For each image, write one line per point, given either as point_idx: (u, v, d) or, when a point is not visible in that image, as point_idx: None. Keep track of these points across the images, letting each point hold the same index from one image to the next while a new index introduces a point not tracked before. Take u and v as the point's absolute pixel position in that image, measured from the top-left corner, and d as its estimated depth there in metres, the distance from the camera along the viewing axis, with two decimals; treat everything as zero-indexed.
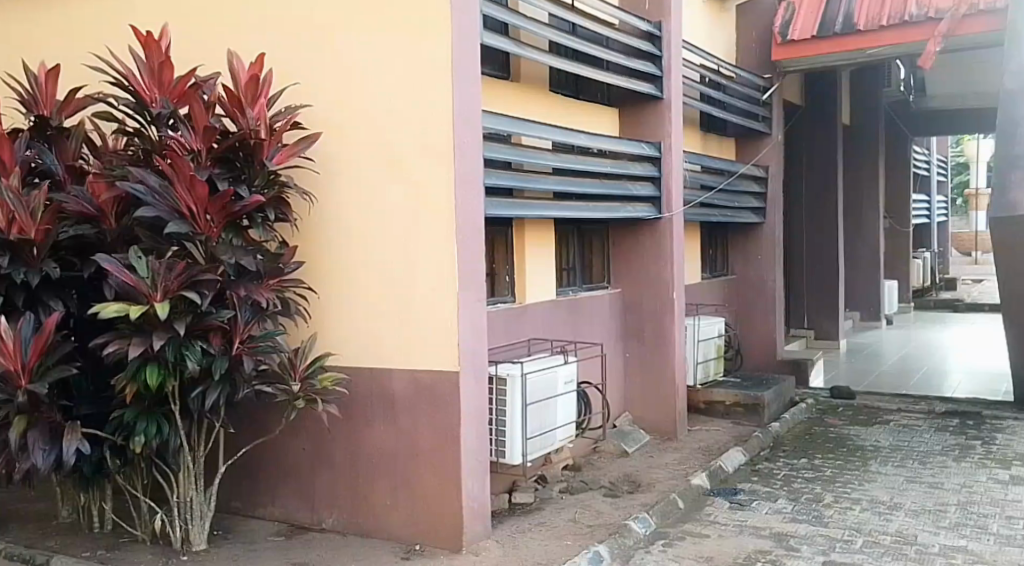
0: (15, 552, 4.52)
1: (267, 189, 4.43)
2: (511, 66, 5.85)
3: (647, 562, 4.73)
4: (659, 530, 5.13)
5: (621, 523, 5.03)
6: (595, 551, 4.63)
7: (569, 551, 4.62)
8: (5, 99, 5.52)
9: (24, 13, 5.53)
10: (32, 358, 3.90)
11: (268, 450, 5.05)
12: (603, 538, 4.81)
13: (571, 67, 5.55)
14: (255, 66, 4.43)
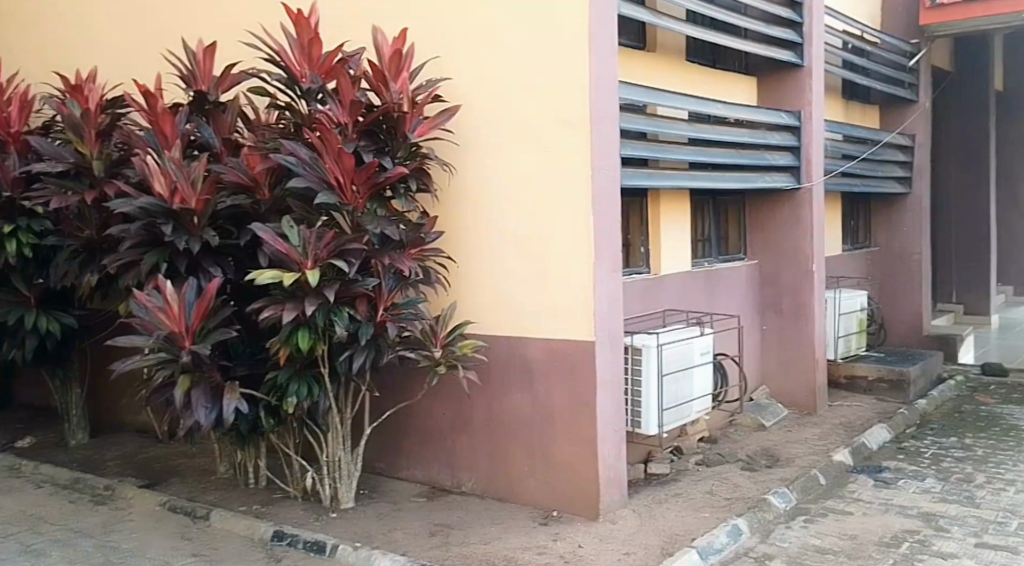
0: (178, 503, 4.74)
1: (410, 160, 4.60)
2: (647, 37, 5.78)
3: (789, 537, 4.64)
4: (800, 506, 5.03)
5: (760, 497, 4.97)
6: (734, 524, 4.58)
7: (708, 524, 4.59)
8: (166, 75, 5.74)
9: None
10: (195, 320, 4.10)
11: (410, 414, 5.19)
12: (741, 512, 4.77)
13: (709, 35, 5.42)
14: (397, 41, 4.57)
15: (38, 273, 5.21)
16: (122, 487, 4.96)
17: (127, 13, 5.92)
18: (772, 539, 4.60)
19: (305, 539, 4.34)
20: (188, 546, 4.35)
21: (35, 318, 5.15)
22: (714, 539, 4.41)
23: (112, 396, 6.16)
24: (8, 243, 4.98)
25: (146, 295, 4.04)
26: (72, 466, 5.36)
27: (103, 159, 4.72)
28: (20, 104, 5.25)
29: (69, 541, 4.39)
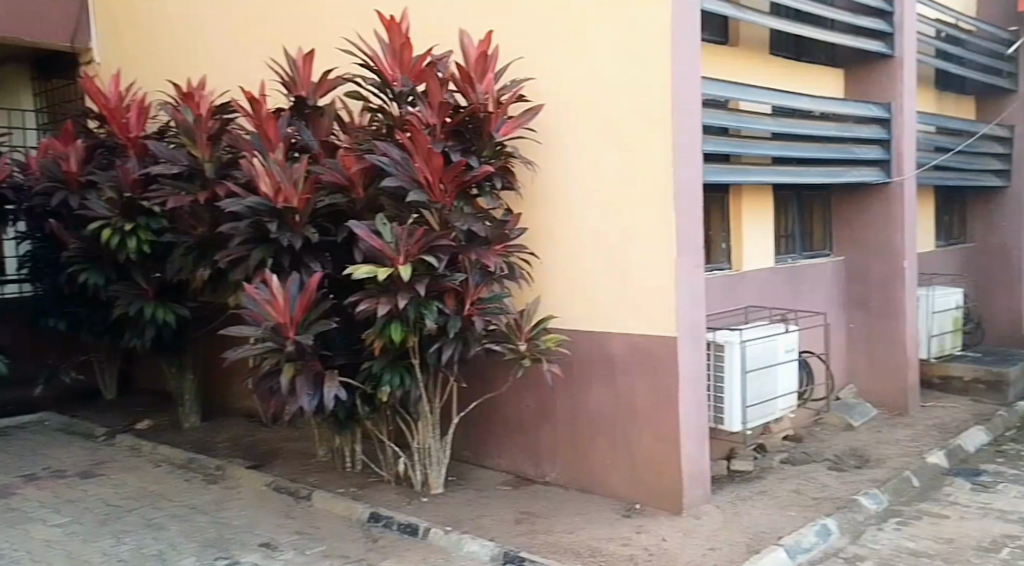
0: (282, 483, 4.99)
1: (494, 160, 4.77)
2: (728, 30, 5.82)
3: (880, 538, 4.65)
4: (893, 508, 5.03)
5: (850, 498, 4.98)
6: (823, 524, 4.62)
7: (797, 523, 4.64)
8: (268, 80, 6.00)
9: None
10: (299, 312, 4.33)
11: (496, 405, 5.35)
12: (830, 511, 4.79)
13: (795, 27, 5.45)
14: (483, 43, 4.74)
15: (156, 267, 5.60)
16: (231, 467, 5.24)
17: (233, 22, 6.22)
18: (863, 540, 4.62)
19: (399, 521, 4.55)
20: (292, 524, 4.59)
21: (152, 309, 5.52)
22: (802, 538, 4.46)
23: (221, 384, 6.48)
24: (129, 239, 5.32)
25: (254, 288, 4.31)
26: (185, 446, 5.67)
27: (214, 162, 5.00)
28: (139, 111, 5.59)
29: (186, 516, 4.66)
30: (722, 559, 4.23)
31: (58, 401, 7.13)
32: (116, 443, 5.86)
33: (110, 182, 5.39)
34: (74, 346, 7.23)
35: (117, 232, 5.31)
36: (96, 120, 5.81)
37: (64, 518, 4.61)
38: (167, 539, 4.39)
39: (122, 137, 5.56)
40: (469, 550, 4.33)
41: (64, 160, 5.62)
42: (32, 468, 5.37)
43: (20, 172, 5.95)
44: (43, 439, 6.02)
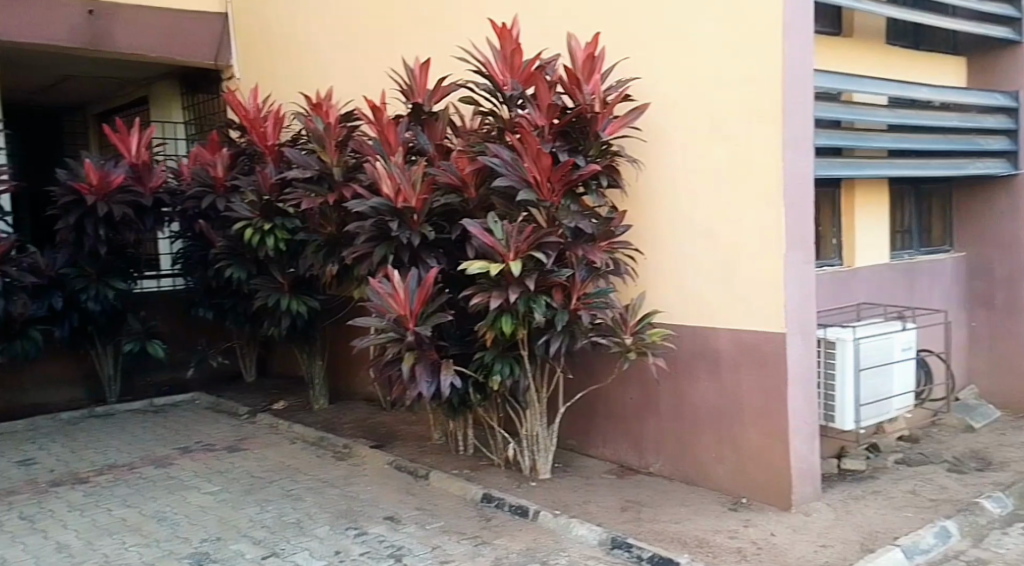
0: (402, 463, 5.32)
1: (600, 159, 5.00)
2: (843, 21, 5.83)
3: (1003, 543, 4.64)
4: (1016, 512, 4.99)
5: (971, 500, 4.98)
6: (943, 526, 4.64)
7: (915, 524, 4.67)
8: (388, 87, 6.33)
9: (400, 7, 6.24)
10: (418, 305, 4.64)
11: (601, 396, 5.52)
12: (950, 514, 4.80)
13: (912, 14, 5.46)
14: (590, 45, 4.97)
15: (291, 263, 6.00)
16: (357, 445, 5.60)
17: (359, 36, 6.59)
18: (985, 544, 4.62)
19: (510, 503, 4.81)
20: (413, 500, 4.90)
21: (286, 299, 5.95)
22: (920, 539, 4.50)
23: (344, 373, 6.88)
24: (267, 238, 5.75)
25: (378, 282, 4.64)
26: (317, 425, 6.07)
27: (342, 166, 5.34)
28: (275, 121, 6.04)
29: (319, 488, 5.03)
30: (835, 556, 4.33)
31: (205, 382, 7.68)
32: (257, 422, 6.31)
33: (251, 186, 5.85)
34: (220, 333, 7.80)
35: (257, 232, 5.74)
36: (237, 130, 6.29)
37: (215, 486, 5.04)
38: (303, 509, 4.77)
39: (260, 145, 6.00)
40: (577, 533, 4.55)
41: (212, 167, 6.16)
42: (185, 441, 5.85)
43: (173, 179, 6.46)
44: (193, 416, 6.52)
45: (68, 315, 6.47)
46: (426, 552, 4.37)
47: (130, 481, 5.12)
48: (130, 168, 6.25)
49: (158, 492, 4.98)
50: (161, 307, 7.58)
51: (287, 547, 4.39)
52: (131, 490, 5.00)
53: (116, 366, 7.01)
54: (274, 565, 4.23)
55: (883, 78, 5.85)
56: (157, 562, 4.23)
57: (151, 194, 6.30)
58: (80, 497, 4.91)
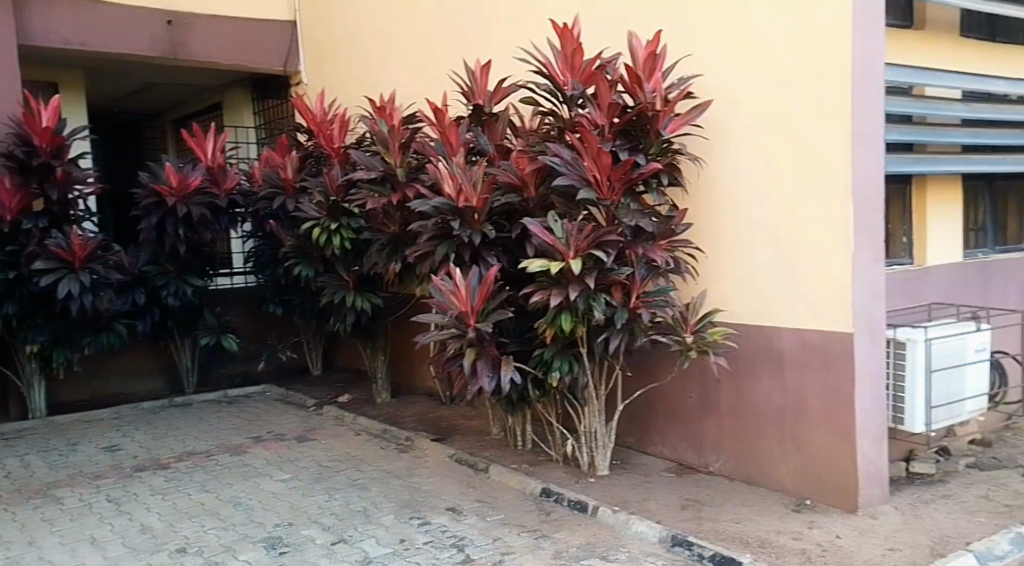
0: (462, 456, 5.43)
1: (661, 157, 5.05)
2: (914, 13, 5.72)
3: None
4: None
5: None
6: (1018, 532, 4.56)
7: (987, 529, 4.60)
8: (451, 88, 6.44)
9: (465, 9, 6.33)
10: (479, 301, 4.73)
11: (661, 394, 5.53)
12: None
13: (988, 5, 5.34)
14: (651, 43, 5.03)
15: (356, 261, 6.14)
16: (419, 438, 5.73)
17: (423, 39, 6.72)
18: None
19: (570, 498, 4.87)
20: (474, 492, 5.00)
21: (352, 296, 6.11)
22: (994, 546, 4.43)
23: (406, 369, 7.01)
24: (333, 237, 5.91)
25: (440, 279, 4.76)
26: (380, 418, 6.22)
27: (405, 167, 5.48)
28: (341, 124, 6.23)
29: (384, 478, 5.17)
30: (903, 560, 4.30)
31: (274, 375, 7.92)
32: (324, 413, 6.48)
33: (318, 188, 6.01)
34: (287, 328, 8.03)
35: (324, 231, 5.90)
36: (305, 133, 6.50)
37: (286, 474, 5.21)
38: (369, 498, 4.91)
39: (328, 147, 6.22)
40: (637, 530, 4.59)
41: (282, 169, 6.38)
42: (258, 431, 6.05)
43: (246, 181, 6.72)
44: (264, 407, 6.73)
45: (149, 310, 6.73)
46: (488, 543, 4.47)
47: (207, 467, 5.32)
48: (206, 171, 6.50)
49: (234, 478, 5.17)
50: (236, 303, 7.82)
51: (355, 533, 4.54)
52: (208, 476, 5.20)
53: (194, 358, 7.30)
54: (343, 550, 4.38)
55: (956, 71, 5.75)
56: (235, 544, 4.41)
57: (227, 196, 6.57)
58: (162, 481, 5.12)
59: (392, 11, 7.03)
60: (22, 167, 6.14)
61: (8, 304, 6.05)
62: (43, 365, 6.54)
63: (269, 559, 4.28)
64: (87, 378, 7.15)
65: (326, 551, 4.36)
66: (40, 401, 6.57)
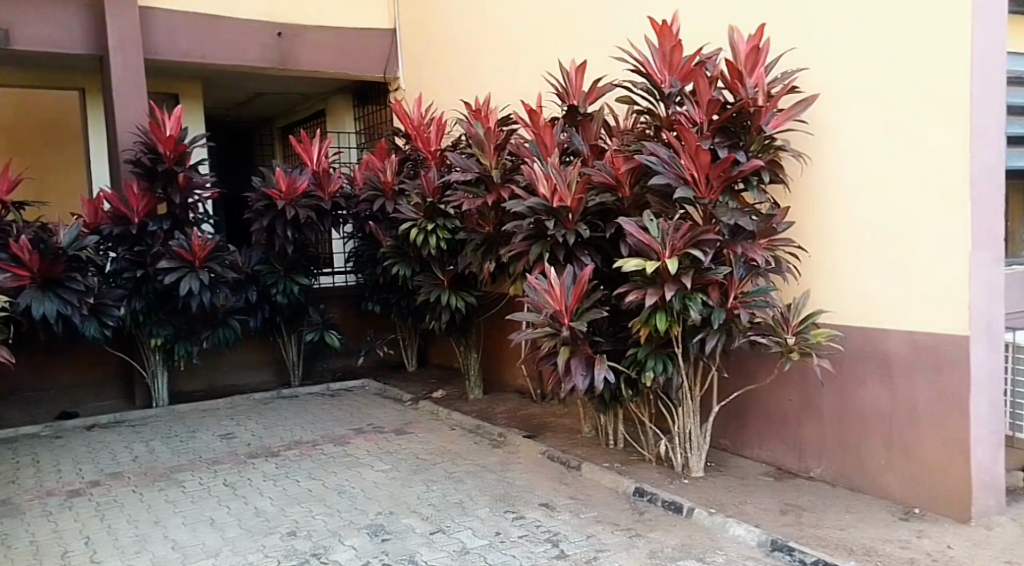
0: (554, 453, 5.48)
1: (763, 154, 4.94)
2: None
3: None
4: None
5: None
6: None
7: None
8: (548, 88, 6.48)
9: (563, 8, 6.35)
10: (573, 300, 4.78)
11: (759, 397, 5.41)
12: None
13: None
14: (753, 38, 4.97)
15: (451, 261, 6.29)
16: (512, 435, 5.81)
17: (517, 42, 6.81)
18: None
19: (664, 498, 4.87)
20: (566, 490, 5.05)
21: (446, 295, 6.24)
22: None
23: (500, 366, 7.11)
24: (430, 237, 6.07)
25: (535, 279, 4.84)
26: (474, 414, 6.34)
27: (500, 168, 5.59)
28: (438, 127, 6.47)
29: (478, 472, 5.28)
30: None
31: (372, 370, 8.17)
32: (420, 408, 6.65)
33: (416, 189, 6.21)
34: (382, 325, 8.30)
35: (421, 231, 6.07)
36: (404, 137, 6.70)
37: (386, 465, 5.39)
38: (465, 491, 5.03)
39: (425, 151, 6.43)
40: (735, 533, 4.55)
41: (382, 173, 6.55)
42: (359, 422, 6.27)
43: (348, 185, 6.92)
44: (364, 400, 6.95)
45: (261, 307, 7.09)
46: (582, 539, 4.51)
47: (312, 457, 5.55)
48: (312, 175, 6.79)
49: (338, 467, 5.39)
50: (337, 300, 8.09)
51: (452, 524, 4.66)
52: (314, 464, 5.43)
53: (299, 353, 7.55)
54: (441, 540, 4.51)
55: None
56: (341, 530, 4.60)
57: (331, 198, 6.81)
58: (273, 468, 5.38)
59: (486, 15, 7.16)
60: (149, 172, 6.54)
61: (135, 301, 6.50)
62: (167, 357, 6.90)
63: (372, 545, 4.45)
64: (202, 371, 7.54)
65: (425, 540, 4.50)
66: (163, 390, 6.93)
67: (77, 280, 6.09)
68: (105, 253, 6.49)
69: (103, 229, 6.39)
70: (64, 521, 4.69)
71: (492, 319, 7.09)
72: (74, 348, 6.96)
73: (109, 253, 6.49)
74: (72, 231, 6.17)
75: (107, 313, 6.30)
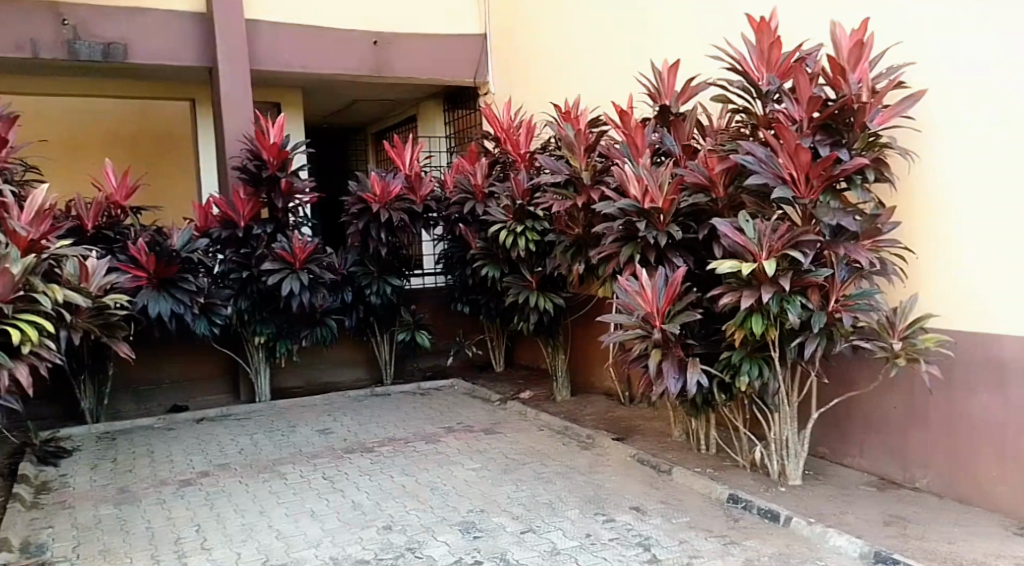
0: (644, 457, 5.44)
1: (867, 152, 4.76)
2: None
3: None
4: None
5: None
6: None
7: None
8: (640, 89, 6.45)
9: (656, 8, 6.30)
10: (664, 302, 4.76)
11: (859, 403, 5.21)
12: None
13: None
14: (857, 32, 4.80)
15: (539, 262, 6.32)
16: (601, 437, 5.80)
17: (607, 43, 6.83)
18: None
19: (759, 506, 4.75)
20: (657, 494, 5.01)
21: (534, 296, 6.30)
22: None
23: (585, 367, 7.09)
24: (518, 239, 6.14)
25: (626, 280, 4.85)
26: (562, 415, 6.35)
27: (590, 170, 5.58)
28: (527, 129, 6.59)
29: (567, 473, 5.30)
30: None
31: (462, 369, 8.31)
32: (508, 408, 6.70)
33: (505, 191, 6.28)
34: (472, 325, 8.44)
35: (510, 233, 6.15)
36: (493, 141, 6.85)
37: (477, 463, 5.47)
38: (555, 491, 5.05)
39: (514, 154, 6.55)
40: (835, 544, 4.40)
41: (472, 176, 6.66)
42: (450, 421, 6.38)
43: (438, 188, 7.11)
44: (454, 399, 7.05)
45: (355, 308, 7.29)
46: (674, 545, 4.46)
47: (406, 453, 5.69)
48: (403, 179, 6.95)
49: (431, 464, 5.50)
50: (427, 301, 8.27)
51: (543, 524, 4.69)
52: (407, 461, 5.56)
53: (391, 353, 7.74)
54: (531, 540, 4.54)
55: None
56: (434, 525, 4.69)
57: (422, 202, 6.97)
58: (369, 463, 5.53)
59: (576, 19, 7.22)
60: (253, 179, 6.82)
61: (240, 301, 6.82)
62: (269, 354, 7.20)
63: (464, 542, 4.52)
64: (302, 368, 7.83)
65: (516, 539, 4.54)
66: (264, 386, 7.24)
67: (189, 281, 6.44)
68: (214, 255, 6.83)
69: (213, 233, 6.79)
70: (176, 508, 4.95)
71: (581, 319, 7.08)
72: (184, 344, 7.32)
73: (217, 256, 6.84)
74: (185, 235, 6.61)
75: (216, 312, 6.61)
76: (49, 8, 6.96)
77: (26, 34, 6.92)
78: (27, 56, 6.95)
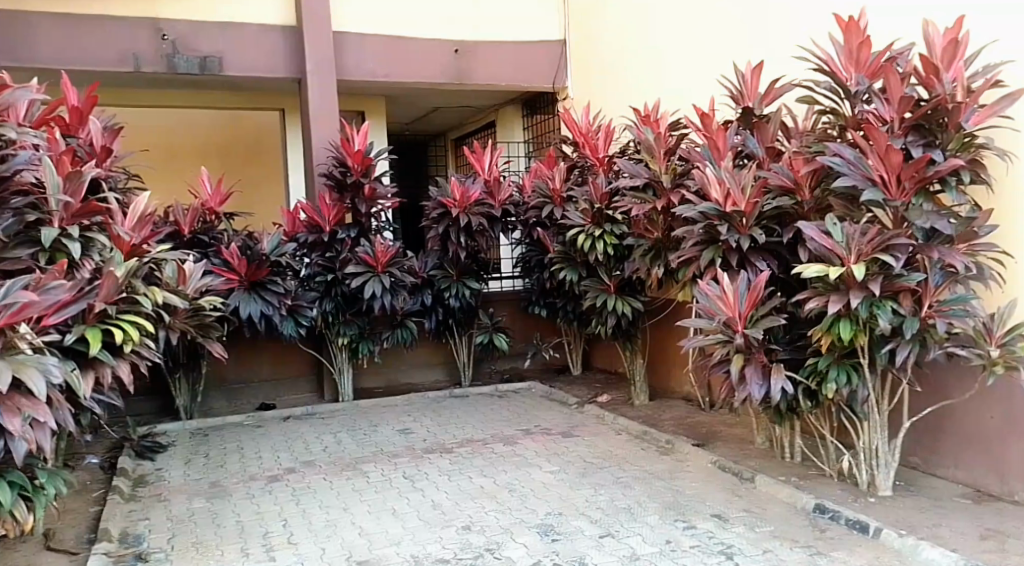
0: (726, 464, 5.36)
1: (962, 152, 4.57)
2: None
3: None
4: None
5: None
6: None
7: None
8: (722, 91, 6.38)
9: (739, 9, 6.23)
10: (747, 307, 4.71)
11: (952, 413, 5.02)
12: None
13: None
14: (951, 30, 4.63)
15: (617, 266, 6.33)
16: (680, 442, 5.73)
17: (688, 46, 6.79)
18: None
19: (848, 517, 4.61)
20: (740, 502, 4.92)
21: (613, 300, 6.28)
22: None
23: (666, 372, 7.03)
24: (597, 243, 6.16)
25: (708, 285, 4.80)
26: (640, 420, 6.30)
27: (670, 174, 5.59)
28: (606, 134, 6.58)
29: (646, 479, 5.26)
30: None
31: (539, 372, 8.35)
32: (586, 411, 6.69)
33: (584, 195, 6.30)
34: (552, 329, 8.46)
35: (589, 237, 6.17)
36: (571, 145, 6.86)
37: (555, 466, 5.48)
38: (634, 496, 5.02)
39: (593, 157, 6.55)
40: (927, 557, 4.23)
41: (550, 180, 6.76)
42: (529, 424, 6.41)
43: (518, 193, 7.16)
44: (532, 402, 7.08)
45: (435, 310, 7.41)
46: (757, 553, 4.36)
47: (485, 455, 5.74)
48: (484, 184, 7.04)
49: (511, 466, 5.53)
50: (505, 304, 8.33)
51: (621, 529, 4.65)
52: (486, 462, 5.61)
53: (469, 354, 7.83)
54: (610, 544, 4.51)
55: None
56: (513, 527, 4.71)
57: (501, 206, 7.03)
58: (448, 464, 5.61)
59: (658, 23, 7.19)
60: (339, 185, 6.99)
61: (326, 303, 7.00)
62: (352, 355, 7.35)
63: (542, 544, 4.53)
64: (383, 369, 7.98)
65: (594, 543, 4.52)
66: (348, 386, 7.40)
67: (278, 283, 6.69)
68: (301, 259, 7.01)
69: (299, 236, 6.97)
70: (265, 504, 5.11)
71: (662, 324, 7.02)
72: (273, 344, 7.57)
73: (303, 259, 6.99)
74: (274, 239, 6.82)
75: (302, 314, 6.82)
76: (151, 23, 7.31)
77: (130, 49, 7.26)
78: (130, 70, 7.28)
